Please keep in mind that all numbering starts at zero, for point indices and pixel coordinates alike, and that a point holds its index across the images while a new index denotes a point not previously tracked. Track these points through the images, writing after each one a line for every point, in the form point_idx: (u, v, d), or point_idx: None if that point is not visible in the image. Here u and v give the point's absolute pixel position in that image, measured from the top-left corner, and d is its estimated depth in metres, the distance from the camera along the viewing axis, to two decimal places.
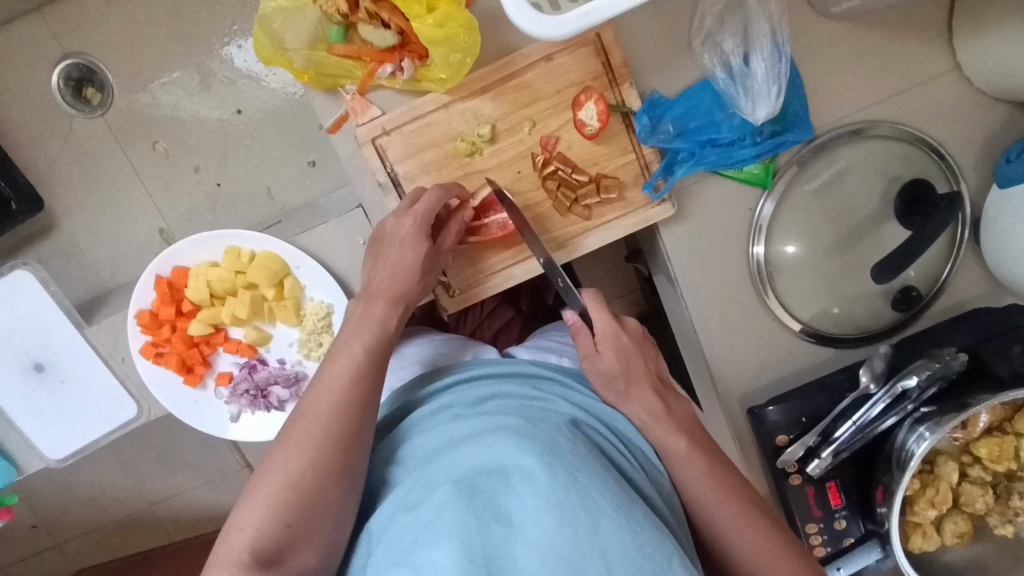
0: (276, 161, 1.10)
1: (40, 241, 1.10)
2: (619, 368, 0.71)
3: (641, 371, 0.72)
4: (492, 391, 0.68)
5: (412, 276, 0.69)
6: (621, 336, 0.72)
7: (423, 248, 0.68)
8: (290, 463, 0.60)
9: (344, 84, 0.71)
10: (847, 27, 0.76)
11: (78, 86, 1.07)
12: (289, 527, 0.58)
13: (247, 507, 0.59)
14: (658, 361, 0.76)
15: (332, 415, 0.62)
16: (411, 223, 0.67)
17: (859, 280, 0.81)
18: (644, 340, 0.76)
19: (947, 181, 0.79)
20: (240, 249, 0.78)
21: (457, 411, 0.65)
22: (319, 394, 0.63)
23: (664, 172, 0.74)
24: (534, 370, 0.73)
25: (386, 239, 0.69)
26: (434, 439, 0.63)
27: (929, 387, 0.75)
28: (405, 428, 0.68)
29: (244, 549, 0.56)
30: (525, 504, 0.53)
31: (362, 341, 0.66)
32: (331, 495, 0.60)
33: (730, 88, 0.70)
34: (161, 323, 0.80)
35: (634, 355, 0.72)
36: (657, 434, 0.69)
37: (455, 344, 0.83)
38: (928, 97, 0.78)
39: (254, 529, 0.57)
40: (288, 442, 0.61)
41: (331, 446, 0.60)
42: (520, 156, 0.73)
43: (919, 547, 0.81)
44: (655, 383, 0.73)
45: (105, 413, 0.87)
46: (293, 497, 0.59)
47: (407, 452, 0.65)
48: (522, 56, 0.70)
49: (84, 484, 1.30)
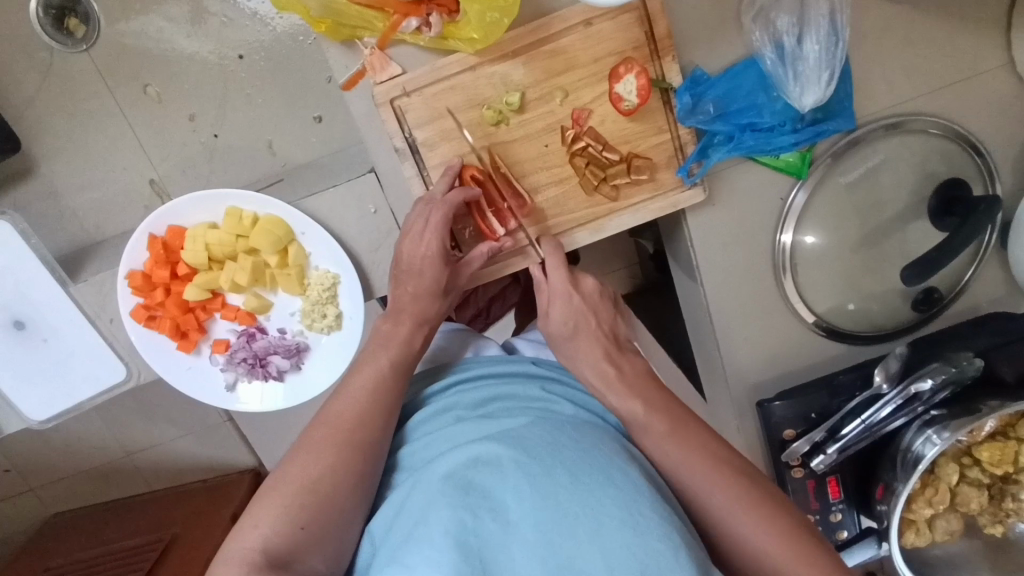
0: (279, 113, 1.03)
1: (17, 182, 1.02)
2: (568, 329, 0.70)
3: (589, 332, 0.70)
4: (496, 391, 0.64)
5: (435, 299, 0.69)
6: (572, 297, 0.71)
7: (441, 273, 0.68)
8: (306, 468, 0.58)
9: (362, 36, 0.65)
10: (907, 12, 0.71)
11: (60, 15, 0.96)
12: (303, 529, 0.55)
13: (261, 507, 0.56)
14: (614, 320, 0.74)
15: (356, 423, 0.61)
16: (426, 249, 0.67)
17: (880, 278, 0.79)
18: (601, 300, 0.73)
19: (983, 181, 0.76)
20: (241, 211, 0.72)
21: (458, 414, 0.62)
22: (343, 403, 0.62)
23: (699, 155, 0.70)
24: (540, 371, 0.70)
25: (405, 264, 0.68)
26: (437, 443, 0.60)
27: (941, 390, 0.74)
28: (408, 431, 0.66)
29: (256, 548, 0.53)
30: (524, 509, 0.49)
31: (389, 355, 0.66)
32: (345, 497, 0.57)
33: (778, 70, 0.65)
34: (154, 285, 0.74)
35: (585, 315, 0.71)
36: (612, 398, 0.65)
37: (457, 337, 0.79)
38: (978, 91, 0.74)
39: (268, 528, 0.54)
40: (308, 446, 0.60)
41: (349, 452, 0.59)
42: (549, 128, 0.68)
43: (911, 543, 0.82)
44: (605, 343, 0.70)
45: (90, 377, 0.83)
46: (309, 499, 0.56)
47: (408, 457, 0.62)
48: (559, 19, 0.64)
49: (62, 434, 1.26)
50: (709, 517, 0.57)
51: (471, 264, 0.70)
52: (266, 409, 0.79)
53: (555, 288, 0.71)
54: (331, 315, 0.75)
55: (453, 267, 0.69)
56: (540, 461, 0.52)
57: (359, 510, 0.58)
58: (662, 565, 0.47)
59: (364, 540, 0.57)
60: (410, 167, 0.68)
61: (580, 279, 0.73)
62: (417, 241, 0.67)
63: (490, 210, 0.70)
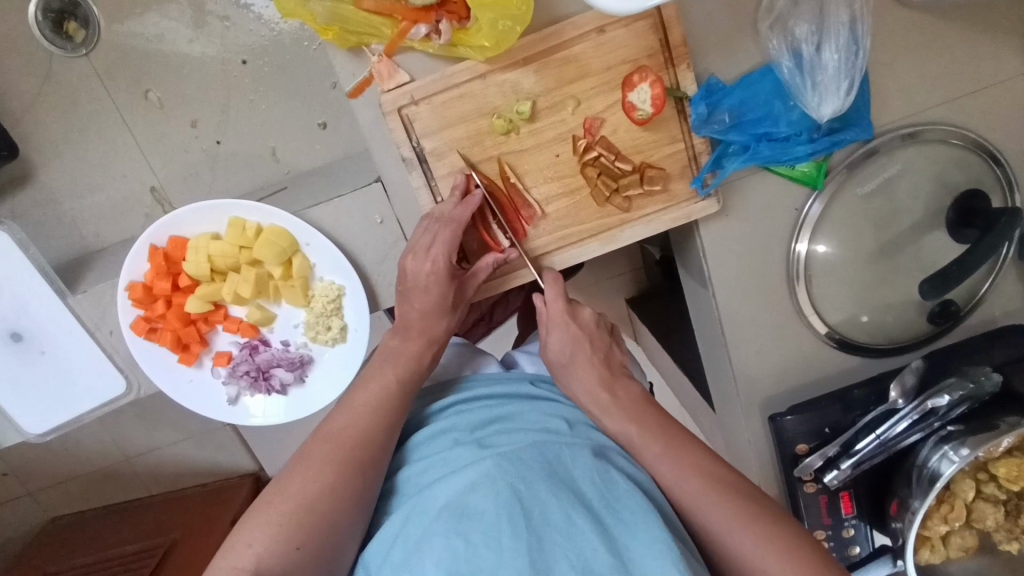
0: (283, 119, 1.02)
1: (15, 187, 1.00)
2: (563, 357, 0.67)
3: (585, 360, 0.67)
4: (497, 413, 0.63)
5: (442, 314, 0.67)
6: (568, 326, 0.67)
7: (448, 288, 0.66)
8: (306, 485, 0.56)
9: (369, 43, 0.63)
10: (927, 19, 0.69)
11: (59, 19, 0.94)
12: (298, 549, 0.53)
13: (255, 523, 0.54)
14: (612, 350, 0.70)
15: (359, 441, 0.59)
16: (431, 264, 0.65)
17: (895, 290, 0.78)
18: (597, 330, 0.69)
19: (1002, 192, 0.75)
20: (244, 221, 0.70)
21: (456, 437, 0.61)
22: (344, 419, 0.61)
23: (713, 165, 0.68)
24: (537, 392, 0.69)
25: (411, 281, 0.66)
26: (433, 468, 0.58)
27: (958, 405, 0.73)
28: (405, 453, 0.64)
29: (249, 568, 0.51)
30: (521, 541, 0.48)
31: (394, 372, 0.64)
32: (344, 519, 0.56)
33: (796, 79, 0.63)
34: (155, 297, 0.72)
35: (581, 344, 0.67)
36: (621, 430, 0.62)
37: (460, 352, 0.77)
38: (998, 101, 0.73)
39: (262, 547, 0.52)
40: (307, 462, 0.58)
41: (350, 471, 0.57)
42: (560, 138, 0.67)
43: (925, 559, 0.81)
44: (601, 372, 0.66)
45: (90, 389, 0.81)
46: (308, 519, 0.55)
47: (405, 481, 0.61)
48: (572, 26, 0.62)
49: (59, 441, 1.24)
50: (717, 543, 0.55)
51: (476, 276, 0.68)
52: (269, 422, 0.77)
53: (551, 316, 0.68)
54: (336, 327, 0.73)
55: (460, 280, 0.67)
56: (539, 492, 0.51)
57: (358, 532, 0.57)
58: None
59: (359, 568, 0.55)
60: (418, 176, 0.66)
61: (577, 310, 0.69)
62: (422, 259, 0.65)
63: (496, 222, 0.69)
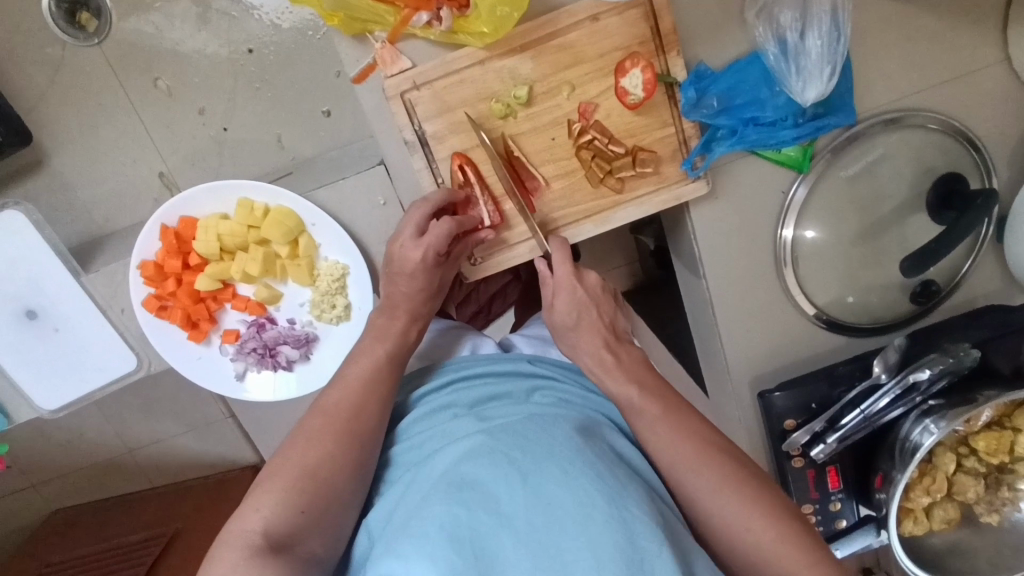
0: (287, 107, 1.04)
1: (26, 176, 1.02)
2: (571, 321, 0.69)
3: (592, 324, 0.69)
4: (493, 390, 0.66)
5: (430, 294, 0.71)
6: (575, 291, 0.69)
7: (432, 273, 0.69)
8: (307, 452, 0.59)
9: (373, 30, 0.66)
10: (905, 9, 0.72)
11: (71, 9, 0.96)
12: (303, 513, 0.56)
13: (262, 491, 0.56)
14: (616, 315, 0.72)
15: (353, 411, 0.62)
16: (421, 252, 0.67)
17: (878, 272, 0.81)
18: (602, 293, 0.72)
19: (979, 176, 0.78)
20: (252, 202, 0.73)
21: (455, 412, 0.63)
22: (339, 392, 0.64)
23: (702, 148, 0.71)
24: (534, 370, 0.71)
25: (396, 265, 0.69)
26: (432, 441, 0.61)
27: (939, 380, 0.76)
28: (404, 428, 0.67)
29: (258, 531, 0.53)
30: (516, 503, 0.51)
31: (385, 347, 0.68)
32: (345, 484, 0.59)
33: (781, 65, 0.67)
34: (166, 275, 0.75)
35: (588, 306, 0.69)
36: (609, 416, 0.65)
37: (451, 335, 0.80)
38: (976, 87, 0.76)
39: (268, 512, 0.55)
40: (306, 434, 0.61)
41: (348, 440, 0.60)
42: (556, 122, 0.69)
43: (909, 531, 0.84)
44: (606, 334, 0.70)
45: (101, 367, 0.84)
46: (308, 484, 0.57)
47: (404, 454, 0.63)
48: (567, 14, 0.65)
49: (63, 429, 1.26)
50: (699, 507, 0.58)
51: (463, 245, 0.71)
52: (277, 397, 0.80)
53: (558, 280, 0.69)
54: (340, 305, 0.76)
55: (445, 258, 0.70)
56: (533, 459, 0.54)
57: (358, 496, 0.59)
58: (646, 563, 0.47)
59: (361, 531, 0.58)
60: (420, 159, 0.69)
61: (583, 274, 0.71)
62: (410, 247, 0.68)
63: (494, 198, 0.72)
